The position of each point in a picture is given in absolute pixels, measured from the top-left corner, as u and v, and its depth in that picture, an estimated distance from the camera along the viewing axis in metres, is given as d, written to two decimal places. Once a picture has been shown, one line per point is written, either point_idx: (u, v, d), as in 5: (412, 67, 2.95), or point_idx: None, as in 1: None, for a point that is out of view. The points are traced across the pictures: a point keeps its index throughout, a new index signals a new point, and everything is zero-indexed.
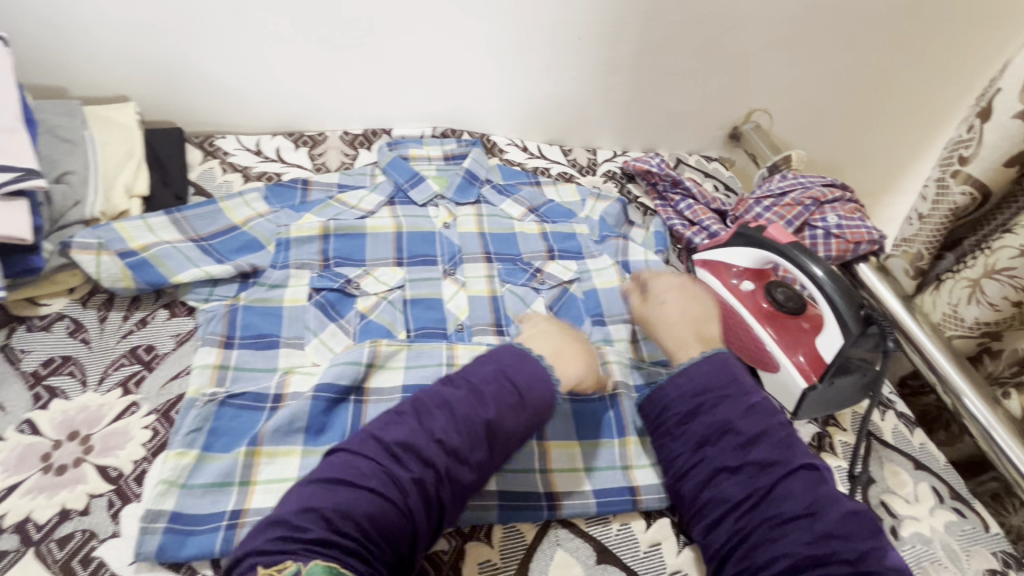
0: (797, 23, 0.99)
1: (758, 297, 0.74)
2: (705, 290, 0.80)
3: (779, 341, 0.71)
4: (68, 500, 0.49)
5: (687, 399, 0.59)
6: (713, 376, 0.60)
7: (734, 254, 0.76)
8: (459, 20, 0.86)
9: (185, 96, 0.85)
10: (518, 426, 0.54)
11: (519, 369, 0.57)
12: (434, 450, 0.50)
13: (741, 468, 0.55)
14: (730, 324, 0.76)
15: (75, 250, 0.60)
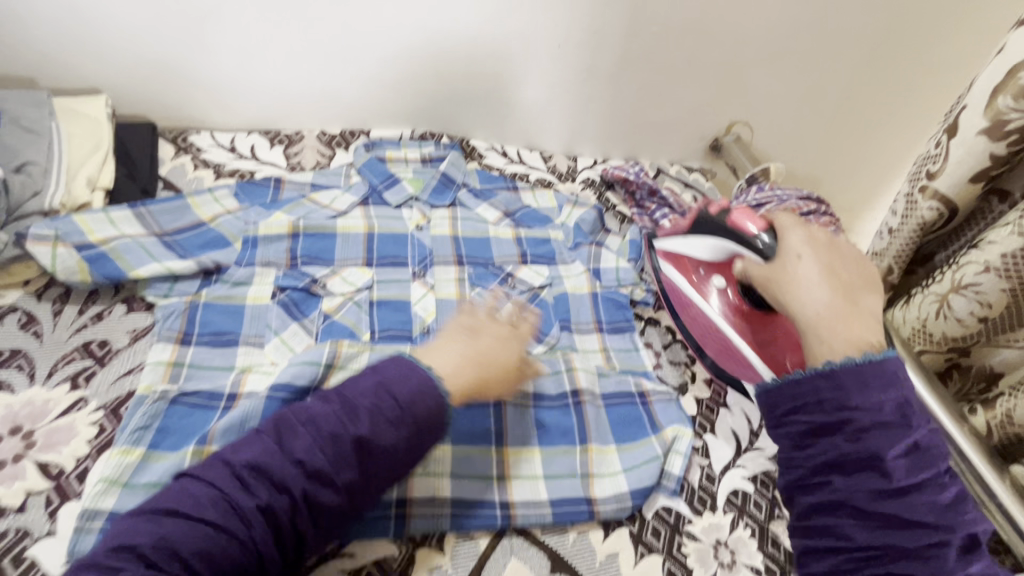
0: (774, 36, 1.00)
1: (726, 293, 0.72)
2: (671, 286, 0.78)
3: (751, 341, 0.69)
4: (4, 497, 0.48)
5: (835, 413, 0.43)
6: (884, 387, 0.43)
7: (697, 246, 0.74)
8: (438, 23, 0.87)
9: (159, 91, 0.84)
10: (389, 445, 0.50)
11: (400, 382, 0.53)
12: (293, 472, 0.47)
13: (880, 513, 0.41)
14: (694, 319, 0.75)
15: (31, 241, 0.59)
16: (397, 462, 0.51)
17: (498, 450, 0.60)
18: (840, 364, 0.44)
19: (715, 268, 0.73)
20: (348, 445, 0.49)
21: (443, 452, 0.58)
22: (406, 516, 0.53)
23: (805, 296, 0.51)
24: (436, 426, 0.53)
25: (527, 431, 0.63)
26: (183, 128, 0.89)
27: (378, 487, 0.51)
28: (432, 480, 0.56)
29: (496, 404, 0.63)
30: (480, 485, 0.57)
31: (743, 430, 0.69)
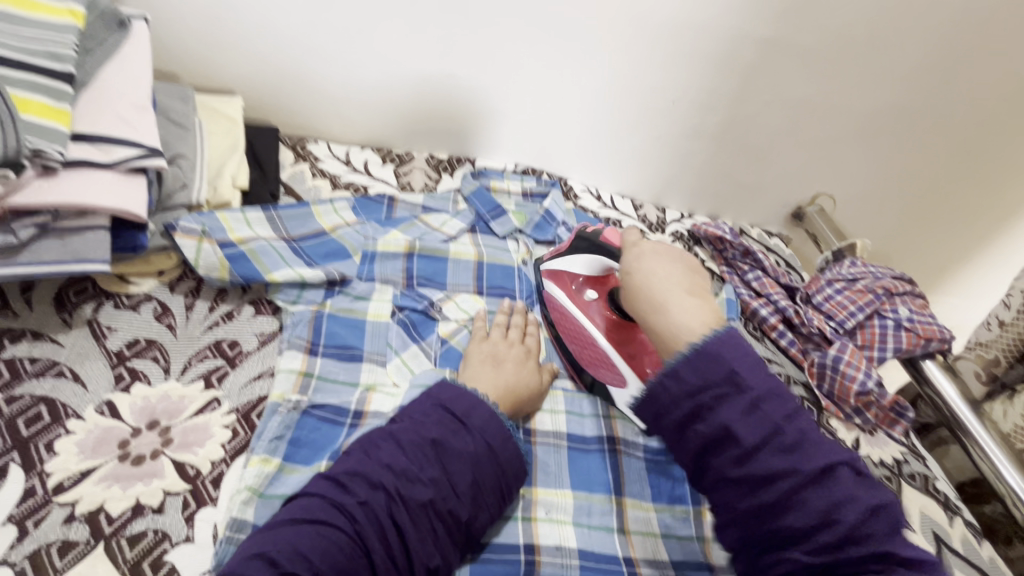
0: (883, 117, 1.00)
1: (602, 307, 0.66)
2: (550, 301, 0.71)
3: (625, 353, 0.64)
4: (143, 495, 0.46)
5: (679, 403, 0.45)
6: (707, 370, 0.45)
7: (575, 261, 0.68)
8: (563, 69, 0.87)
9: (285, 98, 0.86)
10: (467, 450, 0.50)
11: (458, 395, 0.53)
12: (381, 473, 0.46)
13: (754, 485, 0.42)
14: (576, 339, 0.67)
15: (179, 233, 0.60)
16: (479, 468, 0.50)
17: (618, 500, 0.59)
18: (679, 359, 0.46)
19: (593, 282, 0.68)
20: (429, 446, 0.48)
21: (565, 498, 0.57)
22: (536, 562, 0.52)
23: (676, 314, 0.49)
24: (507, 440, 0.52)
25: (643, 484, 0.61)
26: (301, 136, 0.91)
27: (473, 497, 0.49)
28: (557, 527, 0.55)
29: (611, 451, 0.62)
30: (603, 537, 0.56)
31: None
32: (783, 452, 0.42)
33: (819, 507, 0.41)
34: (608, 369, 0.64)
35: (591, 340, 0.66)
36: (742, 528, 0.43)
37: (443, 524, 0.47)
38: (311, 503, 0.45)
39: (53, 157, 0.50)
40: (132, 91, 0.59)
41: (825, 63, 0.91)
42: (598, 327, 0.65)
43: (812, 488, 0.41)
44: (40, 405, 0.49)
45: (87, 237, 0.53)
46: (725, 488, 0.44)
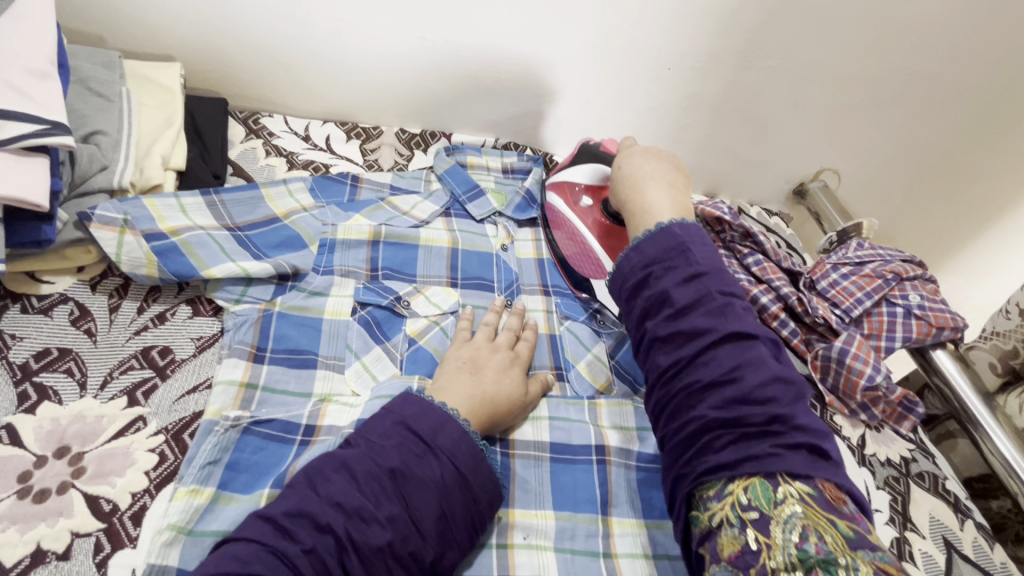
0: (896, 85, 0.91)
1: (595, 212, 0.70)
2: (552, 211, 0.75)
3: (613, 253, 0.68)
4: (45, 538, 0.39)
5: (636, 271, 0.51)
6: (663, 245, 0.51)
7: (577, 170, 0.72)
8: (545, 29, 0.77)
9: (232, 66, 0.76)
10: (432, 480, 0.43)
11: (422, 417, 0.46)
12: (330, 513, 0.40)
13: (676, 339, 0.46)
14: (568, 236, 0.72)
15: (95, 224, 0.51)
16: (447, 498, 0.43)
17: (606, 520, 0.53)
18: (644, 236, 0.52)
19: (591, 191, 0.71)
20: (388, 477, 0.42)
21: (547, 519, 0.52)
22: None
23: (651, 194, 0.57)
24: (478, 463, 0.46)
25: (633, 498, 0.55)
26: (254, 108, 0.81)
27: (440, 532, 0.43)
28: (536, 555, 0.49)
29: (599, 462, 0.56)
30: (589, 562, 0.50)
31: None
32: (708, 317, 0.46)
33: (728, 363, 0.44)
34: (592, 265, 0.69)
35: (583, 241, 0.70)
36: (664, 388, 0.46)
37: (404, 568, 0.40)
38: (245, 551, 0.38)
39: None
40: (28, 54, 0.49)
41: (837, 24, 0.82)
42: (589, 230, 0.69)
43: (726, 346, 0.44)
44: None
45: None
46: (657, 347, 0.47)
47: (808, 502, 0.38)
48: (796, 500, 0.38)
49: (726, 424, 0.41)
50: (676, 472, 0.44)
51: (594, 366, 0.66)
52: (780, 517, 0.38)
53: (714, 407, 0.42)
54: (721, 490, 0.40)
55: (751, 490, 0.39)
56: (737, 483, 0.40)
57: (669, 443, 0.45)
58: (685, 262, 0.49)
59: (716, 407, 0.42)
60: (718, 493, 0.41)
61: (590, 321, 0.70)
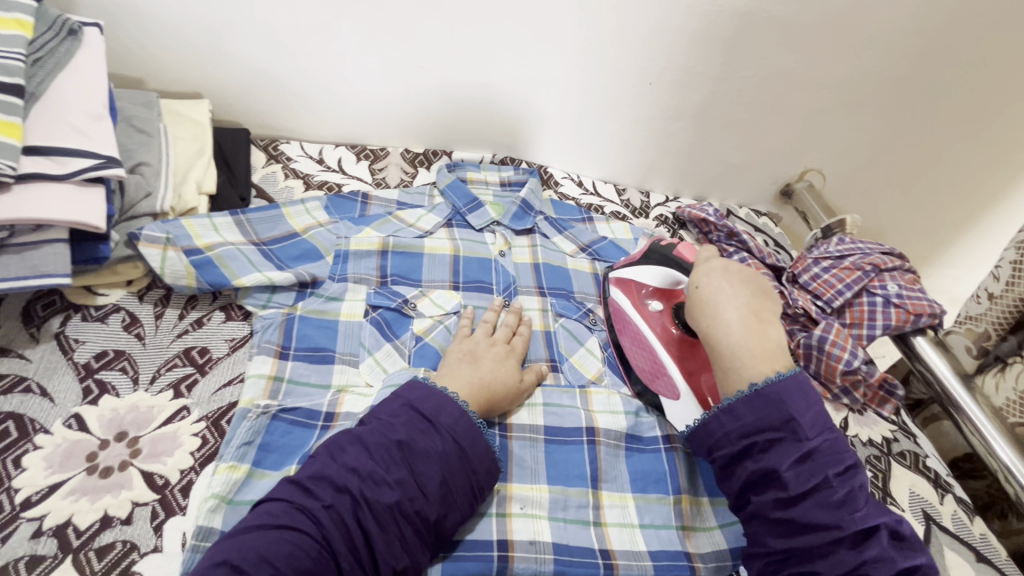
0: (867, 88, 0.97)
1: (667, 320, 0.66)
2: (617, 310, 0.72)
3: (684, 367, 0.63)
4: (111, 506, 0.46)
5: (733, 440, 0.50)
6: (763, 411, 0.49)
7: (645, 271, 0.70)
8: (535, 54, 0.85)
9: (254, 100, 0.84)
10: (436, 451, 0.49)
11: (426, 397, 0.53)
12: (346, 476, 0.46)
13: (792, 528, 0.46)
14: (633, 342, 0.68)
15: (143, 242, 0.59)
16: (451, 466, 0.50)
17: (595, 493, 0.58)
18: (735, 398, 0.51)
19: (661, 294, 0.69)
20: (396, 448, 0.48)
21: (541, 492, 0.57)
22: (509, 558, 0.52)
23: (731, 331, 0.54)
24: (478, 440, 0.52)
25: (620, 474, 0.60)
26: (272, 136, 0.90)
27: (443, 497, 0.49)
28: (532, 522, 0.55)
29: (590, 443, 0.61)
30: (579, 530, 0.56)
31: None
32: (828, 507, 0.45)
33: (852, 560, 0.44)
34: (665, 383, 0.63)
35: (649, 347, 0.66)
36: (771, 565, 0.47)
37: (412, 525, 0.46)
38: (276, 507, 0.44)
39: (4, 172, 0.49)
40: (86, 101, 0.58)
41: (807, 34, 0.88)
42: (660, 339, 0.65)
43: (846, 544, 0.44)
44: (8, 420, 0.49)
45: (45, 251, 0.52)
46: (762, 524, 0.48)
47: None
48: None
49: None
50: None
51: (586, 359, 0.72)
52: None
53: None
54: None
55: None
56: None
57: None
58: (791, 434, 0.48)
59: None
60: None
61: (584, 318, 0.76)
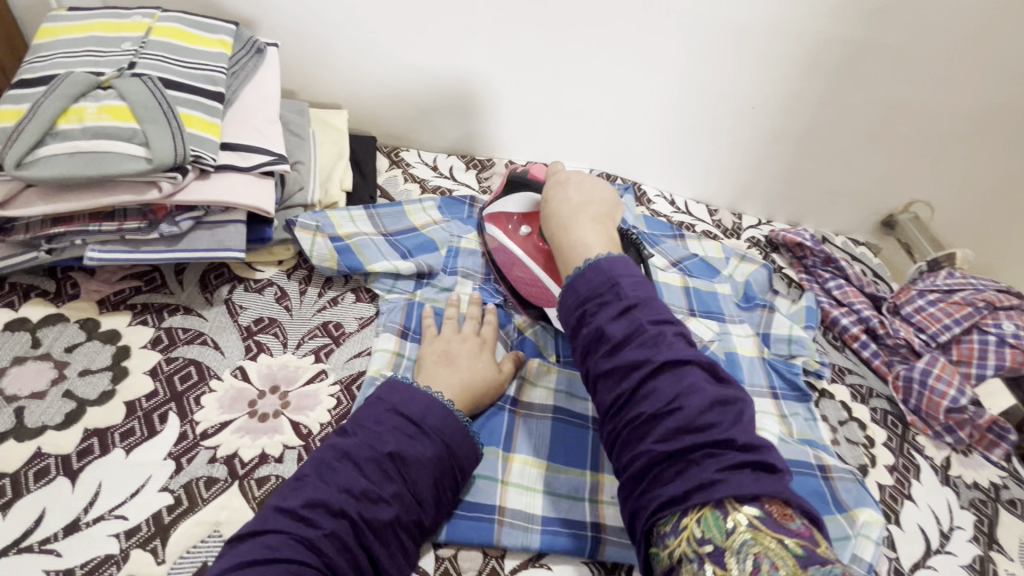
0: (986, 118, 0.94)
1: (535, 238, 0.71)
2: (493, 243, 0.75)
3: (562, 277, 0.68)
4: (267, 446, 0.55)
5: (572, 314, 0.53)
6: (594, 283, 0.52)
7: (510, 199, 0.74)
8: (643, 77, 0.89)
9: (382, 112, 0.95)
10: (427, 457, 0.50)
11: (410, 401, 0.53)
12: (345, 498, 0.46)
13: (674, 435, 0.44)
14: (508, 261, 0.72)
15: (297, 228, 0.69)
16: (440, 472, 0.51)
17: None
18: (576, 274, 0.54)
19: (527, 218, 0.73)
20: (387, 460, 0.49)
21: None
22: (602, 539, 0.55)
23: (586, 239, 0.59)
24: (464, 436, 0.54)
25: None
26: (394, 144, 1.00)
27: (436, 499, 0.51)
28: (623, 511, 0.57)
29: None
30: None
31: (932, 528, 0.66)
32: (644, 348, 0.47)
33: (667, 396, 0.45)
34: (547, 296, 0.68)
35: (527, 266, 0.70)
36: (615, 420, 0.47)
37: (406, 533, 0.48)
38: (273, 540, 0.44)
39: (208, 163, 0.60)
40: (266, 107, 0.69)
41: (922, 61, 0.87)
42: (535, 257, 0.70)
43: (662, 378, 0.46)
44: (190, 365, 0.59)
45: (229, 229, 0.63)
46: (605, 381, 0.48)
47: (757, 526, 0.38)
48: (746, 527, 0.38)
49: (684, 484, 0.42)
50: (636, 506, 0.44)
51: None
52: (734, 547, 0.38)
53: (659, 443, 0.43)
54: (676, 525, 0.41)
55: (702, 521, 0.40)
56: (691, 515, 0.40)
57: (624, 476, 0.45)
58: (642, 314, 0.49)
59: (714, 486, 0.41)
60: (673, 530, 0.41)
61: None
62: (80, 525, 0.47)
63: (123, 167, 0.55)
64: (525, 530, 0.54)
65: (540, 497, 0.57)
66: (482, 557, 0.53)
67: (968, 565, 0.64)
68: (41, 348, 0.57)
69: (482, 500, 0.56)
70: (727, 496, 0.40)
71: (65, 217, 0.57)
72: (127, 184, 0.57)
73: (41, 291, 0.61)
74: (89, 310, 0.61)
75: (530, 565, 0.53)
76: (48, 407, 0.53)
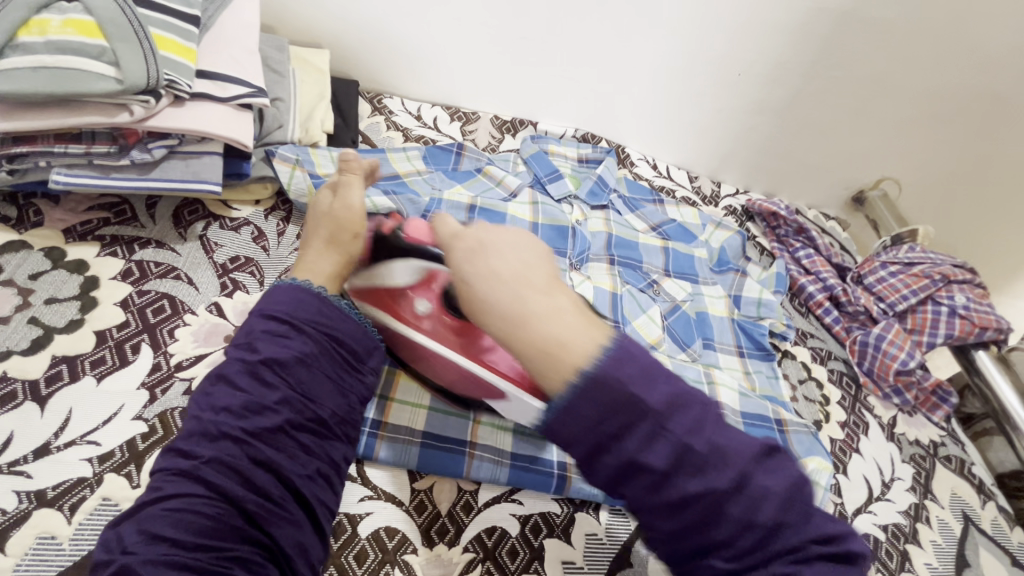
0: (958, 98, 0.96)
1: (437, 317, 0.52)
2: (381, 332, 0.56)
3: (480, 359, 0.52)
4: None
5: (583, 438, 0.35)
6: (604, 400, 0.35)
7: (392, 274, 0.53)
8: (633, 37, 0.88)
9: (365, 56, 0.92)
10: (304, 354, 0.47)
11: (271, 304, 0.49)
12: (224, 417, 0.43)
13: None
14: (419, 361, 0.56)
15: (277, 159, 0.69)
16: (326, 365, 0.48)
17: None
18: (566, 396, 0.35)
19: (419, 291, 0.53)
20: (259, 366, 0.45)
21: None
22: (568, 478, 0.57)
23: (545, 316, 0.37)
24: (342, 326, 0.51)
25: None
26: (377, 90, 0.97)
27: (331, 395, 0.48)
28: None
29: None
30: None
31: (875, 478, 0.71)
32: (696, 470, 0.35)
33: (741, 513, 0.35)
34: (490, 391, 0.52)
35: (454, 364, 0.52)
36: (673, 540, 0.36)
37: (306, 433, 0.45)
38: (161, 480, 0.40)
39: (183, 89, 0.57)
40: (245, 38, 0.66)
41: (904, 37, 0.88)
42: (452, 347, 0.52)
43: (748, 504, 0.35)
44: (163, 299, 0.58)
45: (205, 161, 0.61)
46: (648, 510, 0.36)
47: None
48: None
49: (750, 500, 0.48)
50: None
51: (648, 325, 0.76)
52: None
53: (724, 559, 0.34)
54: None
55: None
56: None
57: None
58: (645, 417, 0.35)
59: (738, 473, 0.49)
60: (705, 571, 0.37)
61: (648, 288, 0.82)
62: (50, 449, 0.46)
63: (91, 86, 0.52)
64: (495, 463, 0.56)
65: (510, 435, 0.59)
66: (457, 490, 0.54)
67: (904, 511, 0.69)
68: (2, 275, 0.55)
69: (455, 434, 0.57)
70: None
71: (27, 136, 0.54)
72: (95, 106, 0.54)
73: (1, 217, 0.59)
74: (54, 239, 0.59)
75: (503, 499, 0.55)
76: (12, 333, 0.52)
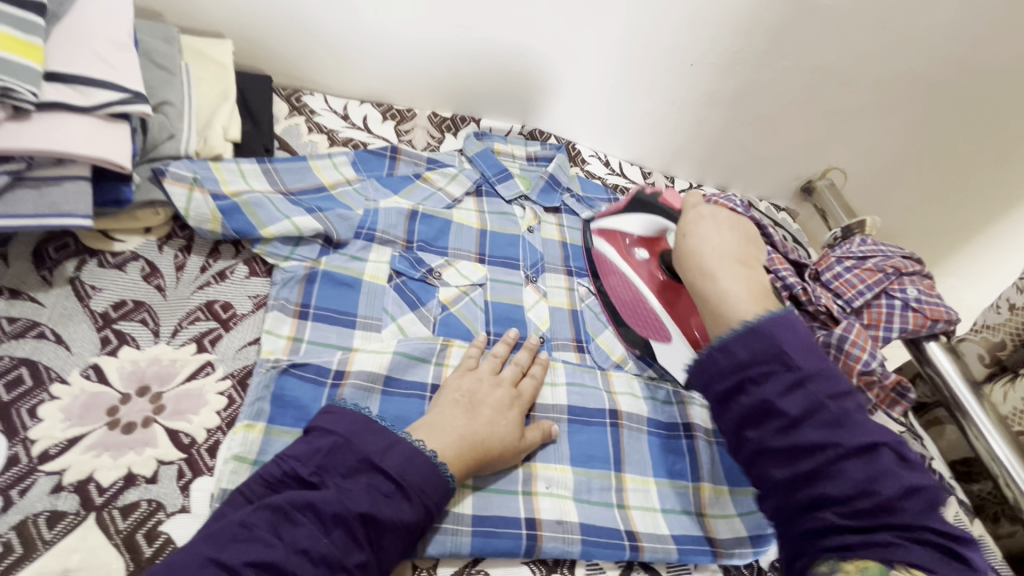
0: (906, 88, 0.95)
1: (654, 268, 0.67)
2: (601, 259, 0.73)
3: (674, 310, 0.64)
4: (135, 464, 0.44)
5: (726, 377, 0.44)
6: (757, 346, 0.44)
7: (631, 220, 0.70)
8: (581, 23, 0.81)
9: (277, 47, 0.79)
10: (404, 523, 0.43)
11: (390, 451, 0.45)
12: (299, 566, 0.38)
13: (791, 453, 0.41)
14: (624, 290, 0.69)
15: (169, 179, 0.57)
16: (411, 539, 0.44)
17: (618, 476, 0.57)
18: (731, 334, 0.46)
19: (644, 243, 0.69)
20: (358, 524, 0.41)
21: (565, 473, 0.56)
22: (538, 537, 0.50)
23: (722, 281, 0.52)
24: (445, 496, 0.46)
25: (644, 458, 0.59)
26: (296, 86, 0.84)
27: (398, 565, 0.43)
28: (558, 502, 0.54)
29: (613, 425, 0.60)
30: (604, 512, 0.54)
31: None
32: (825, 429, 0.41)
33: (859, 479, 0.40)
34: (654, 326, 0.65)
35: (640, 296, 0.67)
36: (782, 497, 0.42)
37: None
38: None
39: (24, 97, 0.45)
40: (111, 28, 0.53)
41: (856, 25, 0.85)
42: (645, 286, 0.67)
43: (853, 461, 0.40)
44: (21, 367, 0.46)
45: (66, 189, 0.48)
46: (767, 458, 0.43)
47: None
48: None
49: (849, 532, 0.39)
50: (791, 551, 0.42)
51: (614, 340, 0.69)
52: None
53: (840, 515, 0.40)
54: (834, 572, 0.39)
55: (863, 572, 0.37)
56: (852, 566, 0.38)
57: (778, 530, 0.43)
58: (790, 369, 0.43)
59: (775, 437, 0.42)
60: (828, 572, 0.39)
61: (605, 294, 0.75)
62: None
63: None
64: (451, 534, 0.48)
65: (469, 494, 0.51)
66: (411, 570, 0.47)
67: None
68: None
69: None
70: (903, 560, 0.37)
71: None
72: None
73: None
74: None
75: (465, 572, 0.48)
76: None
